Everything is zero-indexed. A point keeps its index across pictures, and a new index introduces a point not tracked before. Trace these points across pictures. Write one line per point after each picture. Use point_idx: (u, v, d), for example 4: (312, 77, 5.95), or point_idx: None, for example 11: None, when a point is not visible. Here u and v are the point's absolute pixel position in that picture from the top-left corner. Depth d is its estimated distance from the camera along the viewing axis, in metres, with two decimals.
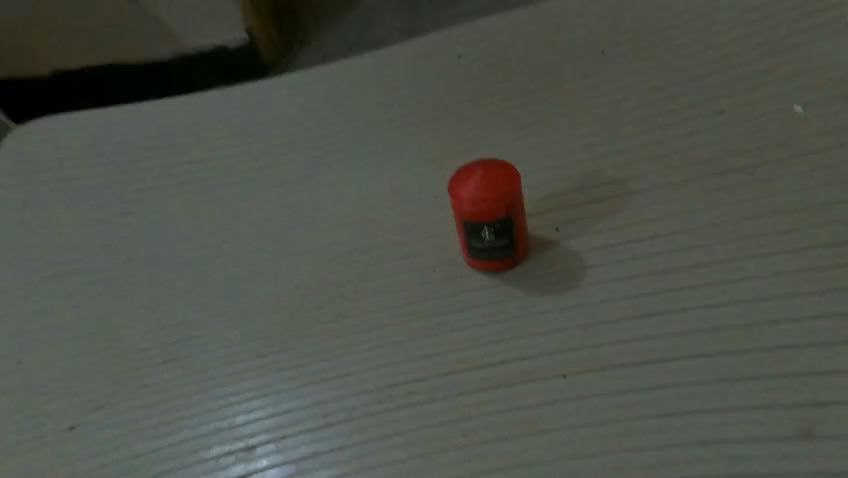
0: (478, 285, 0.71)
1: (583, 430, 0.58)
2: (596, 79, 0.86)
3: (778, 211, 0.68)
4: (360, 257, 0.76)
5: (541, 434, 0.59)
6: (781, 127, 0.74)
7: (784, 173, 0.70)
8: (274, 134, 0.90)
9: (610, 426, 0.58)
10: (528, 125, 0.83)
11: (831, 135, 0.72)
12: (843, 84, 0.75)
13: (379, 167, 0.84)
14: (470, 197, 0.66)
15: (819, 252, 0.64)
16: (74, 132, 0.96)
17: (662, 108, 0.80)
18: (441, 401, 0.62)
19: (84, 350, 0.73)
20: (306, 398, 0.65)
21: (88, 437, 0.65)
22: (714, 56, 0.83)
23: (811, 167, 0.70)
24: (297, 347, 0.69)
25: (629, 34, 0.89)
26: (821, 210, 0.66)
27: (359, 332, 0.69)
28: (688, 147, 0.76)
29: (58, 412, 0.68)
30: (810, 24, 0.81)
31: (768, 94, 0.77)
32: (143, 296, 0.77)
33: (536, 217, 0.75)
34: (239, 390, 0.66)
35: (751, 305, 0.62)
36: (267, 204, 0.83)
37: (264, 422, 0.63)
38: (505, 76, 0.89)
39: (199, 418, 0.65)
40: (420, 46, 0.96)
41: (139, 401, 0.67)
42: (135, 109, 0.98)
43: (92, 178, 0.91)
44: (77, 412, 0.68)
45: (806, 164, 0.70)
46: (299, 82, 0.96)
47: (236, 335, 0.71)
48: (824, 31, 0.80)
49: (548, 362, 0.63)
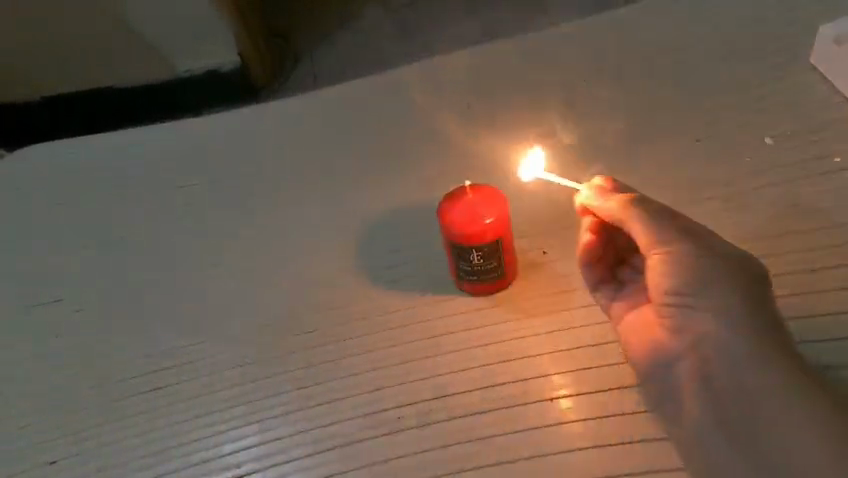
0: (467, 308, 0.75)
1: (555, 457, 0.64)
2: (579, 110, 0.91)
3: (744, 242, 0.75)
4: (352, 281, 0.80)
5: (511, 463, 0.64)
6: (748, 163, 0.81)
7: (749, 205, 0.78)
8: (272, 158, 0.95)
9: (569, 452, 0.64)
10: (513, 153, 0.89)
11: (796, 173, 0.79)
12: (805, 124, 0.83)
13: (370, 190, 0.88)
14: (462, 219, 0.69)
15: (780, 283, 0.71)
16: (65, 157, 0.99)
17: (641, 138, 0.87)
18: (432, 424, 0.68)
19: (77, 379, 0.77)
20: (294, 425, 0.70)
21: (78, 468, 0.71)
22: (689, 91, 0.90)
23: (774, 202, 0.77)
24: (291, 373, 0.74)
25: (609, 65, 0.95)
26: (784, 243, 0.74)
27: (355, 356, 0.74)
28: (662, 179, 0.82)
29: (47, 444, 0.73)
30: (772, 68, 0.90)
31: (739, 131, 0.84)
32: (140, 319, 0.81)
33: (524, 242, 0.80)
34: (228, 420, 0.71)
35: None
36: (263, 230, 0.87)
37: (253, 451, 0.69)
38: (492, 103, 0.95)
39: (187, 449, 0.70)
40: (411, 72, 1.00)
41: (129, 432, 0.72)
42: (127, 134, 1.01)
43: (76, 208, 0.94)
44: (71, 445, 0.72)
45: (770, 198, 0.78)
46: (292, 106, 1.00)
47: (230, 361, 0.76)
48: (786, 76, 0.89)
49: (532, 386, 0.69)
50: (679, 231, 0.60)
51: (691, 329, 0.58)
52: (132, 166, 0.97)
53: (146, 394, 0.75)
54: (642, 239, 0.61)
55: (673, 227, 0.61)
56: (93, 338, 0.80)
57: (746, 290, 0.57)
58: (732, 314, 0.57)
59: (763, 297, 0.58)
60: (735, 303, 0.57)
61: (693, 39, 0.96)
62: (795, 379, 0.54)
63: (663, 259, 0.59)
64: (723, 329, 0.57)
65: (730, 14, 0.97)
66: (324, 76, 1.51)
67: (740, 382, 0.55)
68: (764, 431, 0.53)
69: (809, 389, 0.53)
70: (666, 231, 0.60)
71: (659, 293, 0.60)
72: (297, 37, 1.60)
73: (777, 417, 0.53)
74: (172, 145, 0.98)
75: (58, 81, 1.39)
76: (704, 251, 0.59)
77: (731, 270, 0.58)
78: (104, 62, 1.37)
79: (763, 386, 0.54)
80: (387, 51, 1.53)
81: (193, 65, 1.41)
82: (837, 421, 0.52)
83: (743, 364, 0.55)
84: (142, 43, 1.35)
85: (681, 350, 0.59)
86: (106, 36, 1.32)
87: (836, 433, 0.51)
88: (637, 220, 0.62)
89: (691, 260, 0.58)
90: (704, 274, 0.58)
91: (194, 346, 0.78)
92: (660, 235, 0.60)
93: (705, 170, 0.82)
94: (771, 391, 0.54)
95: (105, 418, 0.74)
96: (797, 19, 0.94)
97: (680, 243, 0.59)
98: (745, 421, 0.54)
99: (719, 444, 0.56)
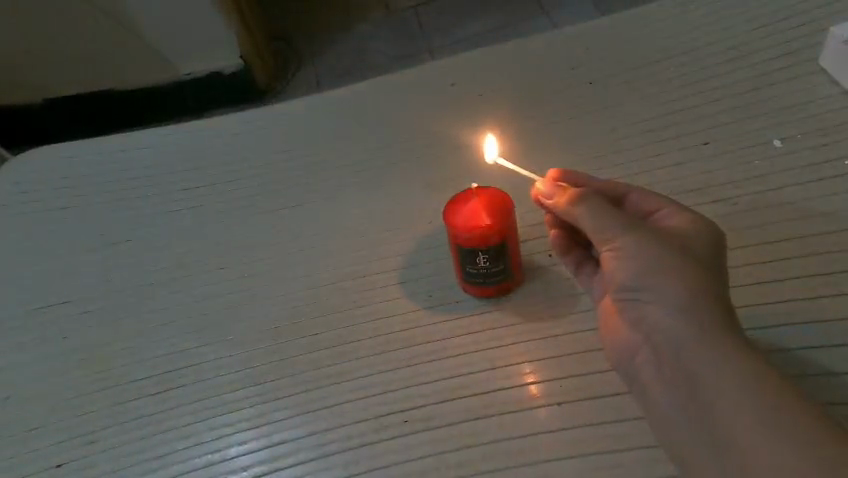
0: (474, 310, 0.72)
1: (579, 466, 0.58)
2: (584, 110, 0.91)
3: (771, 239, 0.70)
4: (356, 283, 0.78)
5: (530, 469, 0.59)
6: (767, 157, 0.78)
7: (774, 199, 0.74)
8: (278, 161, 0.95)
9: (603, 457, 0.58)
10: (520, 153, 0.88)
11: (822, 165, 0.75)
12: (824, 116, 0.80)
13: (376, 193, 0.88)
14: (467, 219, 0.67)
15: (812, 280, 0.66)
16: (75, 163, 1.00)
17: (651, 137, 0.85)
18: (442, 429, 0.63)
19: (74, 383, 0.74)
20: (302, 427, 0.65)
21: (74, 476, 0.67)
22: (697, 90, 0.88)
23: (800, 195, 0.73)
24: (295, 373, 0.70)
25: (613, 67, 0.95)
26: (816, 239, 0.69)
27: (360, 357, 0.70)
28: (676, 176, 0.79)
29: (43, 451, 0.69)
30: (784, 63, 0.87)
31: (753, 126, 0.81)
32: (142, 325, 0.78)
33: (531, 243, 0.76)
34: (235, 422, 0.67)
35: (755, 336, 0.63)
36: (267, 231, 0.86)
37: (258, 453, 0.64)
38: (496, 105, 0.95)
39: (193, 451, 0.66)
40: (416, 79, 1.02)
41: (128, 436, 0.68)
42: (137, 140, 1.02)
43: (84, 209, 0.94)
44: (66, 450, 0.69)
45: (795, 192, 0.73)
46: (298, 113, 1.02)
47: (230, 361, 0.73)
48: (800, 70, 0.86)
49: (544, 390, 0.64)
50: (626, 223, 0.58)
51: (644, 323, 0.56)
52: (137, 168, 0.99)
53: (150, 396, 0.71)
54: (594, 238, 0.60)
55: (619, 220, 0.59)
56: (95, 339, 0.78)
57: (698, 280, 0.54)
58: (681, 307, 0.54)
59: (717, 287, 0.55)
60: (685, 296, 0.54)
61: (698, 41, 0.94)
62: (753, 377, 0.50)
63: (612, 255, 0.58)
64: (672, 324, 0.54)
65: (735, 16, 0.96)
66: (327, 81, 1.51)
67: (692, 379, 0.52)
68: (728, 435, 0.49)
69: (773, 388, 0.49)
70: (612, 226, 0.58)
71: (613, 288, 0.58)
72: (298, 42, 1.62)
73: (740, 421, 0.48)
74: (178, 149, 1.00)
75: (64, 85, 1.42)
76: (651, 243, 0.56)
77: (680, 260, 0.55)
78: (108, 66, 1.40)
79: (718, 384, 0.50)
80: (389, 56, 1.54)
81: (195, 68, 1.43)
82: (809, 426, 0.47)
83: (694, 360, 0.52)
84: (144, 46, 1.37)
85: (636, 344, 0.57)
86: (109, 40, 1.35)
87: (807, 438, 0.46)
88: (585, 215, 0.60)
89: (636, 253, 0.56)
90: (651, 267, 0.55)
91: (197, 349, 0.75)
92: (607, 229, 0.59)
93: (715, 169, 0.78)
94: (729, 390, 0.50)
95: (100, 423, 0.70)
96: (809, 18, 0.92)
97: (629, 239, 0.57)
98: (703, 421, 0.51)
99: (684, 445, 0.53)
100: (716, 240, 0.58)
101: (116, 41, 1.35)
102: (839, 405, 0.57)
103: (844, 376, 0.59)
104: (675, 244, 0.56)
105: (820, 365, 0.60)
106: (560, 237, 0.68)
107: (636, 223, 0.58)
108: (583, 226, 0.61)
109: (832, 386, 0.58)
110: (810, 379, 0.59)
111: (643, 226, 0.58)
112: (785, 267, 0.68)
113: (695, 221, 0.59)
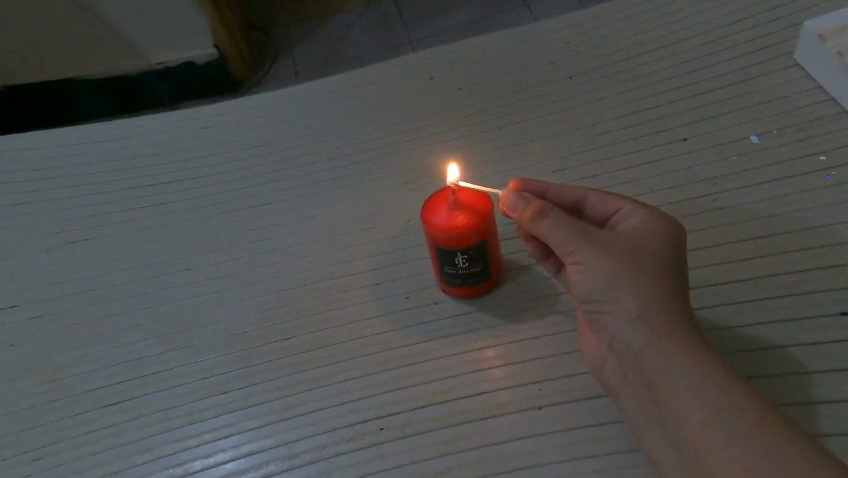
0: (451, 312, 0.70)
1: (561, 471, 0.57)
2: (563, 105, 0.89)
3: (749, 237, 0.70)
4: (330, 283, 0.75)
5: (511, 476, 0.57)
6: (742, 153, 0.77)
7: (750, 195, 0.73)
8: (248, 156, 0.91)
9: (584, 462, 0.57)
10: (499, 148, 0.86)
11: (796, 161, 0.75)
12: (798, 113, 0.80)
13: (351, 189, 0.85)
14: (447, 220, 0.64)
15: (789, 276, 0.65)
16: (31, 155, 0.94)
17: (630, 132, 0.84)
18: (418, 436, 0.61)
19: (25, 393, 0.69)
20: (272, 437, 0.62)
21: None
22: (674, 85, 0.88)
23: (775, 191, 0.73)
24: (265, 379, 0.67)
25: (593, 60, 0.94)
26: (793, 237, 0.68)
27: (333, 363, 0.67)
28: (656, 173, 0.78)
29: None
30: (760, 58, 0.87)
31: (730, 122, 0.81)
32: (102, 329, 0.74)
33: (510, 242, 0.75)
34: (199, 433, 0.64)
35: (734, 334, 0.62)
36: (238, 229, 0.82)
37: (224, 467, 0.61)
38: (475, 98, 0.93)
39: (153, 465, 0.62)
40: (395, 74, 1.00)
41: (83, 449, 0.64)
42: (100, 132, 0.97)
43: (40, 205, 0.88)
44: (12, 467, 0.64)
45: (771, 189, 0.73)
46: (273, 106, 0.98)
47: (196, 369, 0.69)
48: (776, 65, 0.86)
49: (523, 393, 0.62)
50: (582, 234, 0.57)
51: (609, 332, 0.56)
52: (100, 162, 0.93)
53: (109, 406, 0.67)
54: (557, 250, 0.58)
55: (576, 232, 0.57)
56: (50, 346, 0.73)
57: (655, 285, 0.53)
58: (641, 314, 0.52)
59: (675, 290, 0.54)
60: (643, 302, 0.53)
61: (677, 36, 0.94)
62: (712, 381, 0.48)
63: (575, 269, 0.57)
64: (633, 332, 0.53)
65: (714, 11, 0.95)
66: (303, 72, 1.46)
67: (654, 386, 0.51)
68: (689, 443, 0.47)
69: (733, 392, 0.47)
70: (569, 238, 0.57)
71: (581, 300, 0.58)
72: (273, 32, 1.57)
73: (702, 427, 0.47)
74: (145, 142, 0.95)
75: (20, 72, 1.33)
76: (607, 250, 0.55)
77: (636, 265, 0.54)
78: (68, 53, 1.31)
79: (677, 390, 0.49)
80: (368, 47, 1.49)
81: (165, 58, 1.36)
82: (771, 430, 0.45)
83: (656, 366, 0.51)
84: (109, 34, 1.29)
85: (604, 352, 0.57)
86: (70, 25, 1.26)
87: (769, 441, 0.44)
88: (544, 228, 0.59)
89: (595, 265, 0.55)
90: (613, 280, 0.54)
91: (161, 355, 0.71)
92: (568, 242, 0.57)
93: (695, 166, 0.78)
94: (691, 395, 0.48)
95: (53, 435, 0.66)
96: (786, 13, 0.92)
97: (589, 253, 0.56)
98: (667, 429, 0.49)
99: (654, 451, 0.51)
100: (674, 241, 0.56)
101: (75, 28, 1.27)
102: (822, 403, 0.56)
103: (825, 374, 0.58)
104: (631, 248, 0.55)
105: (802, 362, 0.59)
106: (532, 245, 0.67)
107: (596, 235, 0.57)
108: (544, 238, 0.59)
109: (815, 384, 0.58)
110: (792, 376, 0.58)
111: (599, 232, 0.57)
112: (766, 264, 0.67)
113: (657, 225, 0.56)
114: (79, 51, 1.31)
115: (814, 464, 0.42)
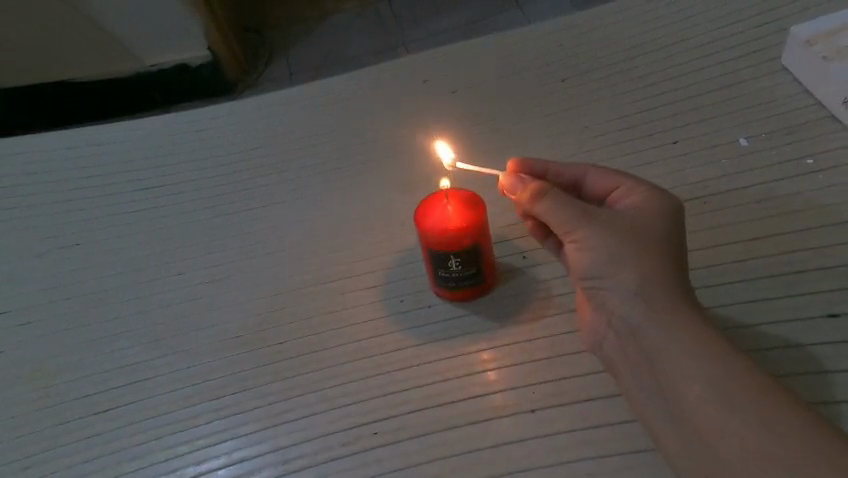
0: (445, 316, 0.70)
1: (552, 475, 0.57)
2: (556, 108, 0.90)
3: (739, 239, 0.70)
4: (324, 288, 0.75)
5: None
6: (732, 156, 0.78)
7: (740, 198, 0.74)
8: (242, 160, 0.91)
9: (576, 465, 0.57)
10: (492, 151, 0.86)
11: (784, 164, 0.76)
12: (786, 116, 0.81)
13: (345, 192, 0.85)
14: (439, 224, 0.64)
15: (779, 278, 0.66)
16: (23, 160, 0.94)
17: (623, 135, 0.84)
18: (411, 440, 0.61)
19: (16, 401, 0.69)
20: (265, 443, 0.62)
21: None
22: (666, 88, 0.89)
23: (765, 193, 0.74)
24: (258, 384, 0.67)
25: (586, 64, 0.95)
26: (781, 239, 0.69)
27: (326, 367, 0.67)
28: (648, 176, 0.79)
29: None
30: (749, 61, 0.88)
31: (721, 125, 0.82)
32: (94, 335, 0.73)
33: (503, 245, 0.76)
34: (192, 439, 0.63)
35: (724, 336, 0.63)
36: (231, 233, 0.82)
37: (216, 473, 0.61)
38: (468, 101, 0.93)
39: (145, 472, 0.62)
40: (388, 78, 1.00)
41: (75, 457, 0.64)
42: (92, 136, 0.97)
43: (31, 210, 0.88)
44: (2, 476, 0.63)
45: (761, 191, 0.74)
46: (267, 109, 0.98)
47: (189, 374, 0.68)
48: (765, 69, 0.87)
49: (516, 396, 0.63)
50: (581, 213, 0.57)
51: (608, 310, 0.56)
52: (92, 166, 0.92)
53: (102, 413, 0.67)
54: (556, 229, 0.59)
55: (576, 211, 0.57)
56: (41, 352, 0.73)
57: (654, 262, 0.54)
58: (640, 291, 0.53)
59: (676, 267, 0.54)
60: (642, 279, 0.53)
61: (668, 39, 0.95)
62: (713, 355, 0.49)
63: (575, 247, 0.57)
64: (632, 309, 0.53)
65: (704, 15, 0.97)
66: (298, 75, 1.46)
67: (655, 361, 0.51)
68: (692, 415, 0.48)
69: (734, 367, 0.48)
70: (569, 216, 0.57)
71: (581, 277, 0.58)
72: (268, 35, 1.57)
73: (701, 402, 0.47)
74: (137, 146, 0.95)
75: (13, 75, 1.32)
76: (607, 228, 0.56)
77: (635, 242, 0.54)
78: (61, 56, 1.30)
79: (680, 363, 0.49)
80: (362, 50, 1.50)
81: (158, 61, 1.36)
82: (771, 403, 0.46)
83: (655, 343, 0.51)
84: (103, 37, 1.29)
85: (604, 330, 0.58)
86: (63, 29, 1.25)
87: (769, 413, 0.45)
88: (544, 207, 0.59)
89: (595, 243, 0.55)
90: (612, 258, 0.54)
91: (154, 361, 0.70)
92: (568, 221, 0.57)
93: (685, 169, 0.79)
94: (692, 371, 0.48)
95: (45, 443, 0.65)
96: (774, 18, 0.93)
97: (588, 231, 0.56)
98: (668, 403, 0.50)
99: (655, 426, 0.52)
100: (673, 219, 0.56)
101: (68, 32, 1.26)
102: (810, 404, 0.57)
103: (812, 375, 0.59)
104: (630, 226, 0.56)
105: (791, 364, 0.60)
106: (532, 227, 0.67)
107: (595, 214, 0.57)
108: (544, 217, 0.60)
109: (803, 384, 0.58)
110: (781, 377, 0.59)
111: (599, 210, 0.58)
112: (755, 265, 0.68)
113: (657, 203, 0.57)
114: (72, 55, 1.31)
115: (812, 434, 0.44)
